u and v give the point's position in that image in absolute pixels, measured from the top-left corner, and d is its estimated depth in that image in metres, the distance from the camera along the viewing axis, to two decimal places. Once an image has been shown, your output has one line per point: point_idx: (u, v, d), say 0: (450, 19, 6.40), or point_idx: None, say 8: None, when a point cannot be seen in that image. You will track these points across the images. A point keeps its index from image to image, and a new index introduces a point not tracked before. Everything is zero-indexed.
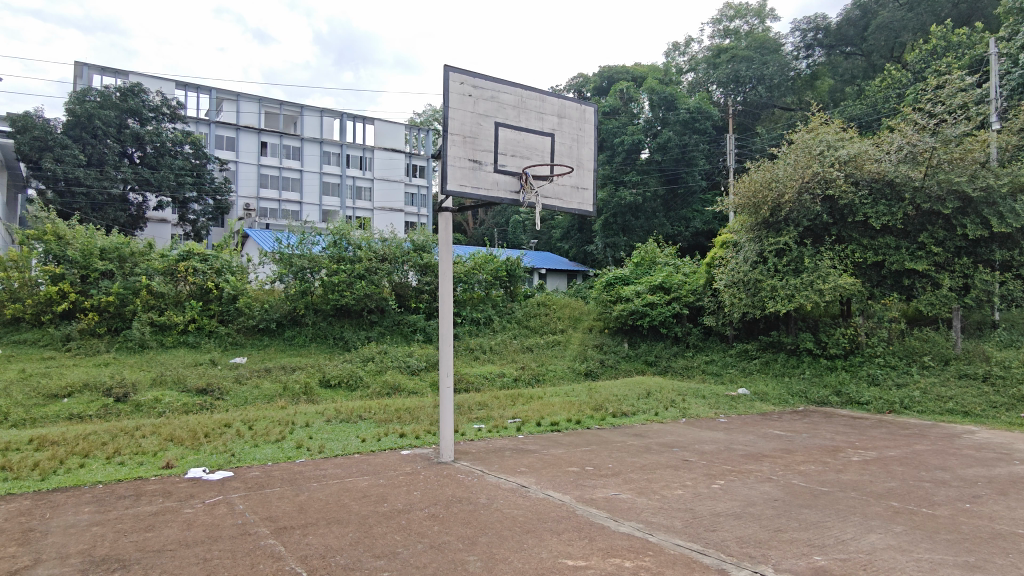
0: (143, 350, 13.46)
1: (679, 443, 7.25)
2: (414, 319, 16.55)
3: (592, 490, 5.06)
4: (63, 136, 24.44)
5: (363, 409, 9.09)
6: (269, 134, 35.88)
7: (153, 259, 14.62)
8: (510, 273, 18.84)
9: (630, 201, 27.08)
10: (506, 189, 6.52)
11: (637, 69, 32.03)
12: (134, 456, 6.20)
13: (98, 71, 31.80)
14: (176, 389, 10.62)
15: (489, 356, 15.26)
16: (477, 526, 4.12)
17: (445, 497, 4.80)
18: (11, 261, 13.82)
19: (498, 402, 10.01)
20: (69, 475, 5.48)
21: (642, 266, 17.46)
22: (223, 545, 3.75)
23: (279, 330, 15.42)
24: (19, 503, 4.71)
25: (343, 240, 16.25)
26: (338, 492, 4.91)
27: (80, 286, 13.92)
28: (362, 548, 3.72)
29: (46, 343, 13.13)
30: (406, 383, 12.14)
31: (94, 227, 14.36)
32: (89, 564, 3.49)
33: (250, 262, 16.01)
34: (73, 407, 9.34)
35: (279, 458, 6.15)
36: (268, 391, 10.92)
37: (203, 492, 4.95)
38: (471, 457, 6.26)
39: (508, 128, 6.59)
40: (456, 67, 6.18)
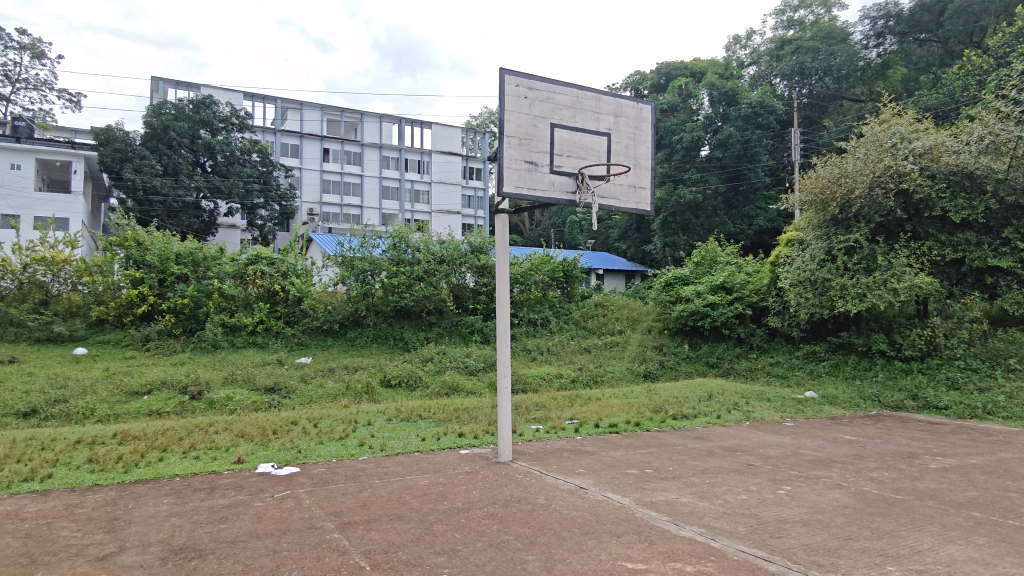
0: (216, 350, 14.10)
1: (743, 447, 7.07)
2: (472, 321, 16.74)
3: (652, 493, 4.99)
4: (141, 148, 25.90)
5: (423, 408, 9.26)
6: (331, 141, 36.95)
7: (224, 263, 15.27)
8: (567, 273, 18.80)
9: (690, 199, 26.61)
10: (562, 190, 6.50)
11: (696, 64, 31.33)
12: (208, 451, 6.50)
13: (172, 85, 33.52)
14: (246, 388, 11.09)
15: (547, 356, 15.24)
16: (536, 526, 4.12)
17: (503, 497, 4.83)
18: (96, 266, 14.77)
19: (556, 403, 10.01)
20: (150, 468, 5.80)
21: (703, 265, 17.04)
22: (290, 538, 3.88)
23: (342, 331, 15.91)
24: (105, 493, 5.02)
25: (402, 242, 16.52)
26: (399, 490, 5.00)
27: (158, 289, 14.68)
28: (424, 545, 3.77)
29: (128, 343, 13.91)
30: (464, 383, 12.26)
31: (170, 233, 15.09)
32: (168, 553, 3.68)
33: (315, 265, 16.55)
34: (153, 403, 9.87)
35: (343, 456, 6.32)
36: (331, 391, 11.24)
37: (271, 487, 5.14)
38: (529, 457, 6.28)
39: (564, 128, 6.57)
40: (512, 69, 6.21)
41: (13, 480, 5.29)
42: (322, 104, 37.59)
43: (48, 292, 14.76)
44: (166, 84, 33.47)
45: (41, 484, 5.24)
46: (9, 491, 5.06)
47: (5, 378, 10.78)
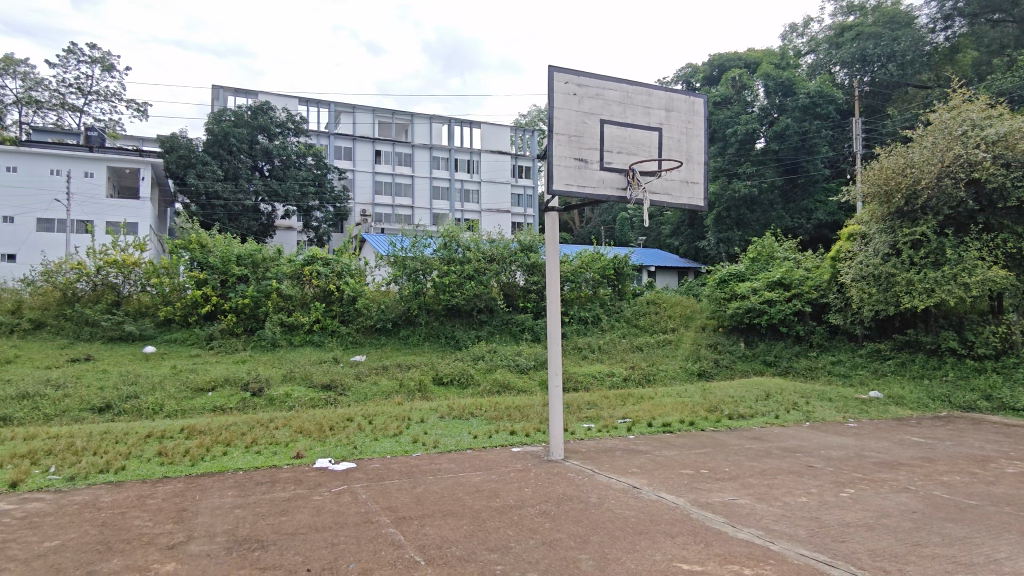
0: (275, 349, 14.57)
1: (804, 448, 6.85)
2: (523, 319, 16.78)
3: (708, 494, 4.89)
4: (204, 154, 27.10)
5: (475, 406, 9.33)
6: (383, 143, 37.64)
7: (282, 264, 15.73)
8: (619, 271, 18.64)
9: (745, 193, 25.99)
10: (613, 186, 6.44)
11: (750, 54, 30.48)
12: (269, 446, 6.73)
13: (232, 93, 34.79)
14: (304, 384, 11.44)
15: (598, 355, 15.13)
16: (588, 525, 4.10)
17: (556, 495, 4.82)
18: (163, 268, 15.45)
19: (609, 402, 9.92)
20: (214, 461, 6.04)
21: (759, 261, 16.60)
22: (347, 532, 3.98)
23: (395, 329, 16.17)
24: (174, 485, 5.26)
25: (453, 242, 16.67)
26: (452, 487, 5.05)
27: (220, 290, 15.25)
28: (477, 541, 3.81)
29: (193, 342, 14.51)
30: (515, 381, 12.31)
31: (231, 236, 15.65)
32: (233, 543, 3.82)
33: (368, 265, 16.90)
34: (217, 400, 10.26)
35: (397, 452, 6.45)
36: (385, 388, 11.47)
37: (329, 481, 5.28)
38: (581, 456, 6.25)
39: (614, 125, 6.51)
40: (561, 66, 6.20)
41: (90, 472, 5.60)
42: (373, 107, 38.32)
43: (120, 294, 15.52)
44: (226, 92, 34.77)
45: (116, 476, 5.53)
46: (87, 482, 5.36)
47: (82, 375, 11.41)
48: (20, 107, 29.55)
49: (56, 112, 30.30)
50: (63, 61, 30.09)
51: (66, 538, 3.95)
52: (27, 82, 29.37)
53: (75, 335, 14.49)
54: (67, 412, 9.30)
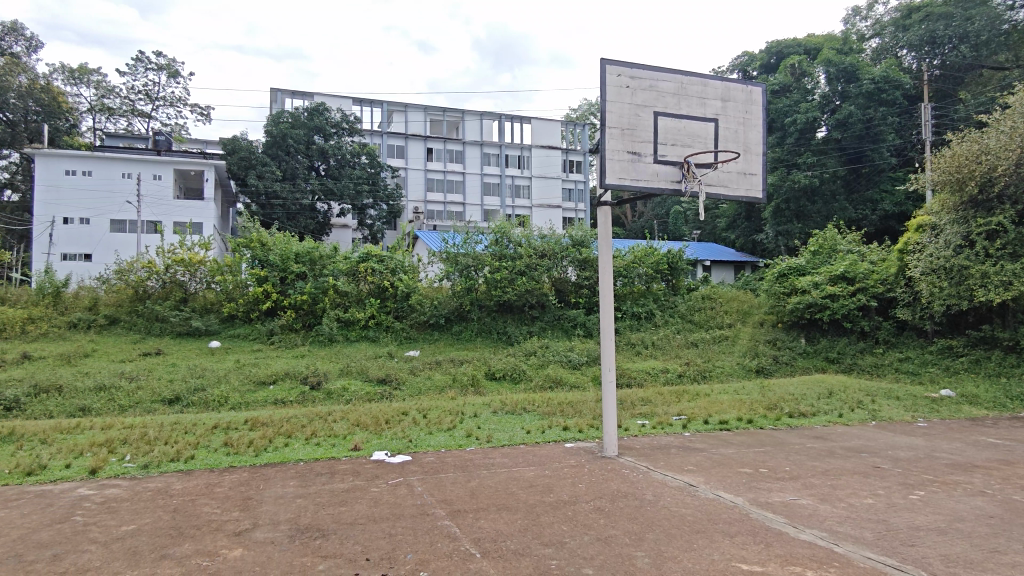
0: (332, 343, 14.97)
1: (869, 448, 6.59)
2: (574, 314, 16.69)
3: (768, 493, 4.77)
4: (263, 155, 28.08)
5: (528, 401, 9.36)
6: (434, 141, 38.13)
7: (338, 261, 16.15)
8: (672, 266, 18.30)
9: (805, 184, 25.19)
10: (667, 179, 6.33)
11: (810, 40, 29.43)
12: (328, 438, 6.93)
13: (290, 95, 35.85)
14: (360, 378, 11.73)
15: (652, 351, 14.92)
16: (644, 523, 4.06)
17: (610, 491, 4.79)
18: (227, 266, 16.06)
19: (663, 398, 9.78)
20: (277, 452, 6.26)
21: (820, 254, 16.06)
22: (404, 523, 4.05)
23: (448, 325, 16.33)
24: (239, 474, 5.48)
25: (504, 238, 16.71)
26: (506, 481, 5.09)
27: (280, 286, 15.76)
28: (532, 535, 3.83)
29: (255, 337, 15.05)
30: (568, 377, 12.27)
31: (290, 234, 16.16)
32: (296, 531, 3.95)
33: (421, 262, 17.13)
34: (278, 393, 10.62)
35: (451, 445, 6.54)
36: (439, 382, 11.65)
37: (386, 474, 5.39)
38: (635, 453, 6.18)
39: (668, 117, 6.40)
40: (613, 59, 6.15)
41: (163, 460, 5.90)
42: (425, 106, 38.77)
43: (187, 290, 16.21)
44: (284, 94, 35.83)
45: (186, 464, 5.81)
46: (159, 470, 5.63)
47: (153, 368, 11.98)
48: (94, 114, 31.20)
49: (127, 118, 31.85)
50: (132, 69, 31.59)
51: (141, 523, 4.16)
52: (100, 91, 30.98)
53: (147, 330, 15.22)
54: (140, 403, 9.80)
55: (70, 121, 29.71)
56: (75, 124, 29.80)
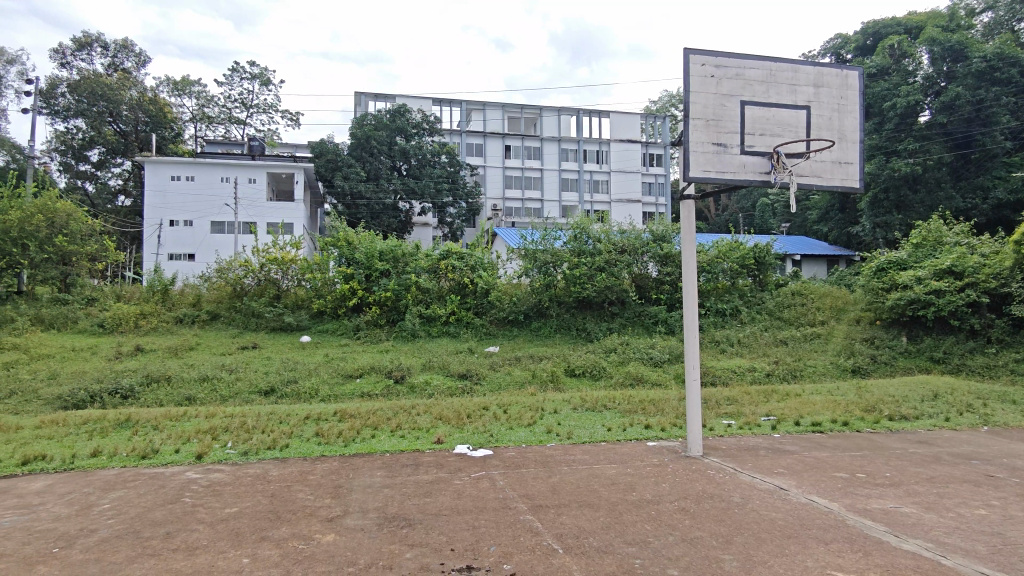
0: (415, 339, 15.37)
1: (981, 455, 6.11)
2: (655, 311, 16.41)
3: (866, 499, 4.52)
4: (348, 157, 29.09)
5: (608, 398, 9.27)
6: (512, 138, 38.45)
7: (420, 259, 16.55)
8: (759, 260, 17.67)
9: (906, 172, 23.62)
10: (755, 170, 6.11)
11: (911, 18, 27.55)
12: (412, 431, 7.13)
13: (373, 98, 37.08)
14: (442, 373, 11.98)
15: (738, 349, 14.40)
16: (731, 525, 3.95)
17: (696, 492, 4.68)
18: (316, 264, 16.83)
19: (750, 398, 9.45)
20: (364, 443, 6.51)
21: (924, 247, 15.07)
22: (487, 516, 4.12)
23: (527, 321, 16.45)
24: (330, 463, 5.74)
25: (583, 233, 16.52)
26: (588, 478, 5.07)
27: (365, 283, 16.34)
28: (615, 533, 3.80)
29: (343, 331, 15.68)
30: (649, 374, 12.05)
31: (374, 233, 16.77)
32: (384, 520, 4.10)
33: (500, 258, 17.32)
34: (364, 386, 11.04)
35: (532, 441, 6.58)
36: (518, 377, 11.74)
37: (468, 467, 5.49)
38: (721, 453, 6.02)
39: (756, 105, 6.16)
40: (697, 48, 5.99)
41: (261, 448, 6.27)
42: (503, 103, 39.06)
43: (280, 288, 17.11)
44: (367, 98, 37.10)
45: (282, 452, 6.14)
46: (257, 456, 5.98)
47: (250, 361, 12.72)
48: (195, 123, 33.36)
49: (224, 125, 33.90)
50: (229, 79, 33.57)
51: (243, 506, 4.44)
52: (200, 100, 33.06)
53: (244, 325, 16.15)
54: (239, 394, 10.43)
55: (174, 130, 31.73)
56: (179, 133, 31.82)
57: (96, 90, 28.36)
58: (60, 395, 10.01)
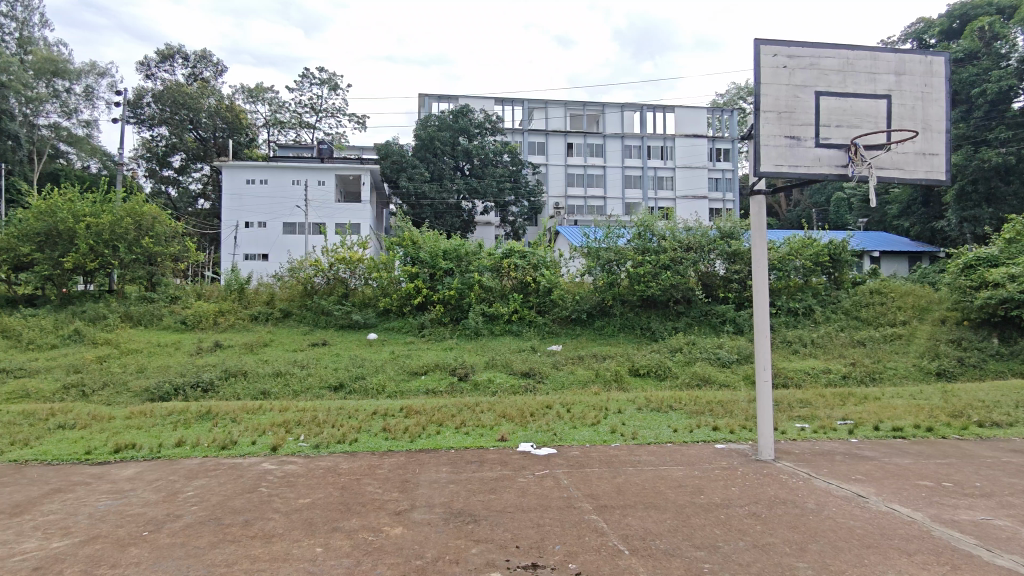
0: (478, 337, 15.51)
1: None
2: (723, 310, 15.99)
3: (955, 511, 4.26)
4: (413, 158, 29.73)
5: (674, 399, 9.10)
6: (575, 136, 38.30)
7: (483, 257, 16.74)
8: (835, 257, 16.96)
9: (998, 162, 22.10)
10: (832, 164, 5.84)
11: None
12: (477, 428, 7.20)
13: (436, 99, 37.68)
14: (505, 372, 12.05)
15: (812, 350, 13.85)
16: (806, 532, 3.80)
17: (767, 497, 4.54)
18: (382, 264, 17.28)
19: (825, 401, 9.07)
20: (430, 439, 6.63)
21: (1017, 242, 14.11)
22: (552, 514, 4.12)
23: (590, 320, 16.36)
24: (397, 458, 5.88)
25: (648, 231, 16.28)
26: (654, 479, 5.00)
27: (430, 282, 16.65)
28: (682, 537, 3.73)
29: (408, 329, 16.00)
30: (717, 376, 11.72)
31: (438, 232, 17.07)
32: (450, 515, 4.15)
33: (563, 257, 17.29)
34: (429, 382, 11.26)
35: (596, 440, 6.54)
36: (582, 377, 11.66)
37: (532, 465, 5.50)
38: (794, 458, 5.80)
39: (833, 96, 5.91)
40: (768, 39, 5.80)
41: (331, 441, 6.48)
42: (565, 101, 38.97)
43: (348, 287, 17.65)
44: (431, 99, 37.74)
45: (351, 446, 6.34)
46: (328, 450, 6.19)
47: (321, 357, 13.15)
48: (269, 128, 34.76)
49: (295, 130, 35.20)
50: (299, 85, 34.85)
51: (316, 497, 4.60)
52: (273, 107, 34.45)
53: (314, 323, 16.68)
54: (310, 389, 10.82)
55: (249, 136, 33.16)
56: (254, 138, 33.20)
57: (178, 99, 29.99)
58: (147, 388, 10.63)
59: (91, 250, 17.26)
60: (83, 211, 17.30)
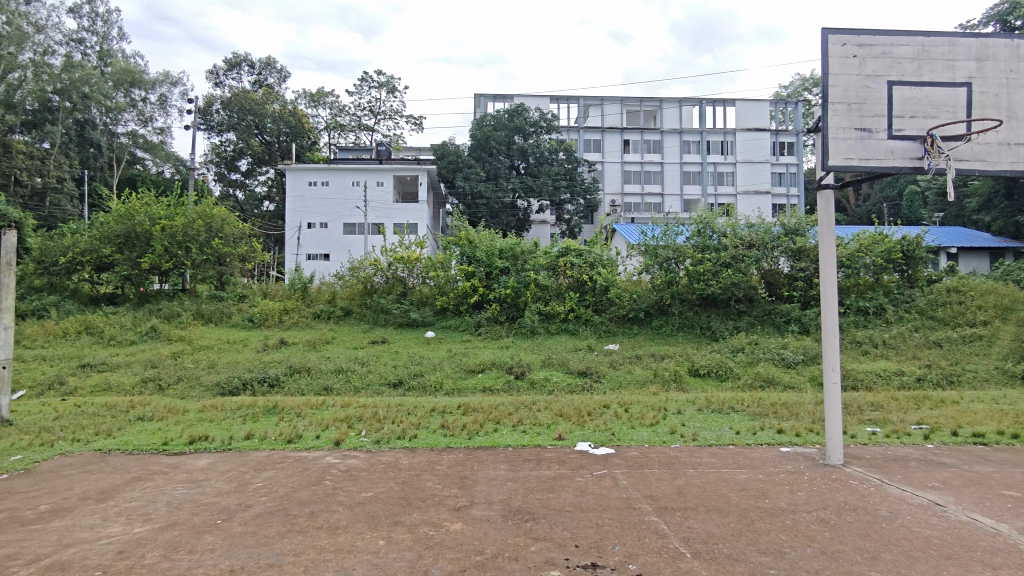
0: (534, 336, 15.51)
1: None
2: (787, 309, 15.49)
3: None
4: (469, 158, 30.19)
5: (737, 400, 8.88)
6: (631, 132, 37.92)
7: (539, 256, 16.77)
8: (908, 254, 16.18)
9: None
10: (905, 156, 5.56)
11: None
12: (534, 426, 7.22)
13: (491, 99, 37.91)
14: (562, 370, 12.02)
15: (884, 351, 13.27)
16: (879, 540, 3.65)
17: (836, 503, 4.38)
18: (439, 263, 17.54)
19: (899, 404, 8.66)
20: (487, 437, 6.69)
21: None
22: (611, 514, 4.10)
23: (647, 319, 16.11)
24: (455, 455, 5.96)
25: (707, 228, 15.92)
26: (716, 482, 4.90)
27: (486, 281, 16.78)
28: (746, 541, 3.64)
29: (464, 328, 16.16)
30: (782, 376, 11.37)
31: (494, 232, 17.18)
32: (509, 512, 4.18)
33: (620, 255, 17.11)
34: (486, 380, 11.36)
35: (655, 441, 6.46)
36: (640, 376, 11.55)
37: (590, 465, 5.47)
38: (865, 463, 5.57)
39: (907, 85, 5.64)
40: (836, 27, 5.60)
41: (392, 437, 6.62)
42: (621, 97, 38.67)
43: (406, 285, 18.02)
44: (487, 99, 37.98)
45: (411, 442, 6.47)
46: (389, 445, 6.33)
47: (380, 355, 13.45)
48: (329, 131, 35.74)
49: (355, 132, 36.08)
50: (359, 88, 35.72)
51: (378, 491, 4.72)
52: (334, 110, 35.41)
53: (374, 321, 17.06)
54: (370, 385, 11.09)
55: (311, 139, 34.21)
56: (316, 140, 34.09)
57: (246, 105, 31.28)
58: (218, 383, 11.12)
59: (166, 251, 18.15)
60: (158, 214, 18.22)
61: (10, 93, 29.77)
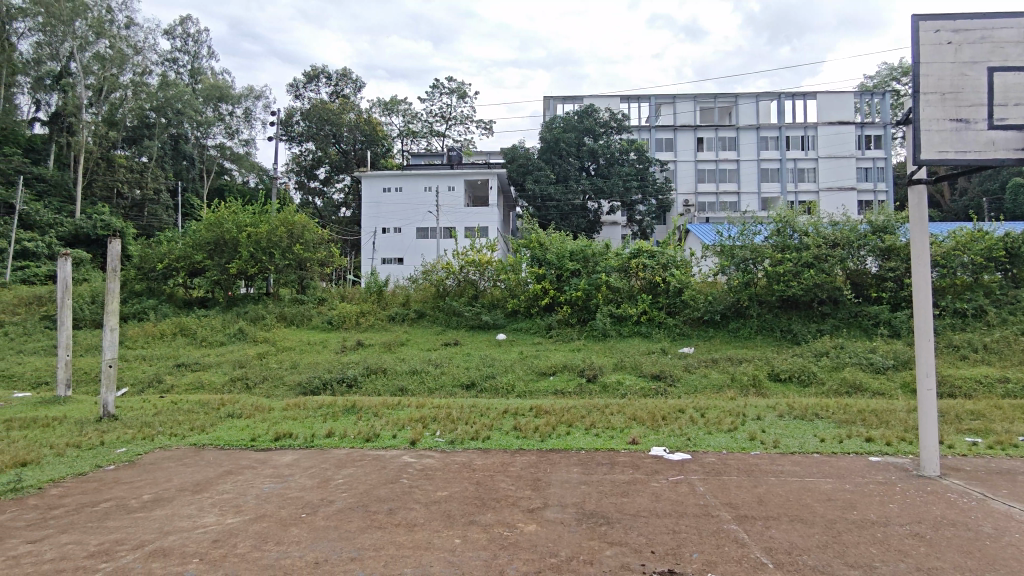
0: (605, 338, 15.35)
1: None
2: (876, 311, 14.70)
3: None
4: (539, 161, 30.27)
5: (820, 406, 8.51)
6: (705, 130, 37.14)
7: (610, 258, 16.63)
8: (1012, 252, 15.08)
9: None
10: (1010, 147, 5.11)
11: None
12: (607, 430, 7.17)
13: (561, 101, 37.88)
14: (635, 373, 11.88)
15: (986, 355, 12.37)
16: (981, 559, 3.41)
17: (933, 516, 4.11)
18: (510, 265, 17.76)
19: (1002, 413, 8.05)
20: (560, 439, 6.69)
21: None
22: (688, 521, 4.01)
23: (724, 322, 15.63)
24: (528, 456, 6.00)
25: (787, 227, 15.33)
26: (799, 491, 4.71)
27: (557, 283, 16.79)
28: (833, 553, 3.48)
29: (536, 330, 16.19)
30: (871, 382, 10.78)
31: (564, 234, 17.24)
32: (583, 516, 4.17)
33: (695, 256, 16.72)
34: (557, 383, 11.34)
35: (733, 447, 6.27)
36: (717, 380, 11.26)
37: (665, 470, 5.39)
38: (965, 475, 5.20)
39: (1014, 70, 5.18)
40: (927, 14, 5.33)
41: (465, 437, 6.73)
42: (694, 94, 37.78)
43: (478, 288, 18.25)
44: (557, 101, 37.99)
45: (484, 443, 6.56)
46: (463, 446, 6.43)
47: (453, 357, 13.68)
48: (403, 138, 36.69)
49: (427, 139, 36.87)
50: (431, 95, 36.55)
51: (452, 491, 4.81)
52: (407, 118, 36.33)
53: (446, 323, 17.34)
54: (443, 387, 11.29)
55: (386, 147, 35.21)
56: (390, 148, 35.15)
57: (324, 116, 32.70)
58: (299, 382, 11.62)
59: (252, 257, 19.17)
60: (245, 222, 19.30)
61: (112, 112, 32.59)
